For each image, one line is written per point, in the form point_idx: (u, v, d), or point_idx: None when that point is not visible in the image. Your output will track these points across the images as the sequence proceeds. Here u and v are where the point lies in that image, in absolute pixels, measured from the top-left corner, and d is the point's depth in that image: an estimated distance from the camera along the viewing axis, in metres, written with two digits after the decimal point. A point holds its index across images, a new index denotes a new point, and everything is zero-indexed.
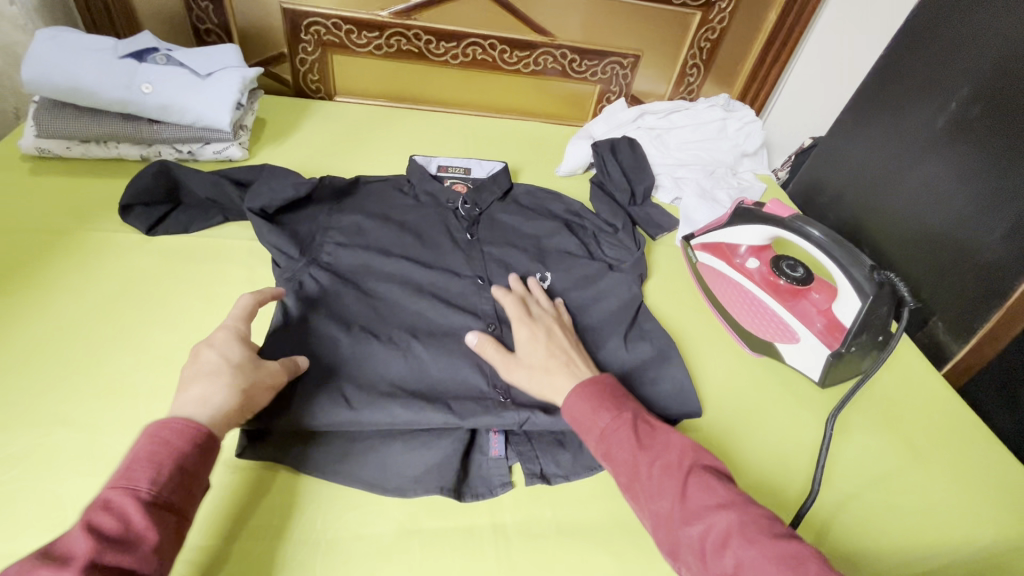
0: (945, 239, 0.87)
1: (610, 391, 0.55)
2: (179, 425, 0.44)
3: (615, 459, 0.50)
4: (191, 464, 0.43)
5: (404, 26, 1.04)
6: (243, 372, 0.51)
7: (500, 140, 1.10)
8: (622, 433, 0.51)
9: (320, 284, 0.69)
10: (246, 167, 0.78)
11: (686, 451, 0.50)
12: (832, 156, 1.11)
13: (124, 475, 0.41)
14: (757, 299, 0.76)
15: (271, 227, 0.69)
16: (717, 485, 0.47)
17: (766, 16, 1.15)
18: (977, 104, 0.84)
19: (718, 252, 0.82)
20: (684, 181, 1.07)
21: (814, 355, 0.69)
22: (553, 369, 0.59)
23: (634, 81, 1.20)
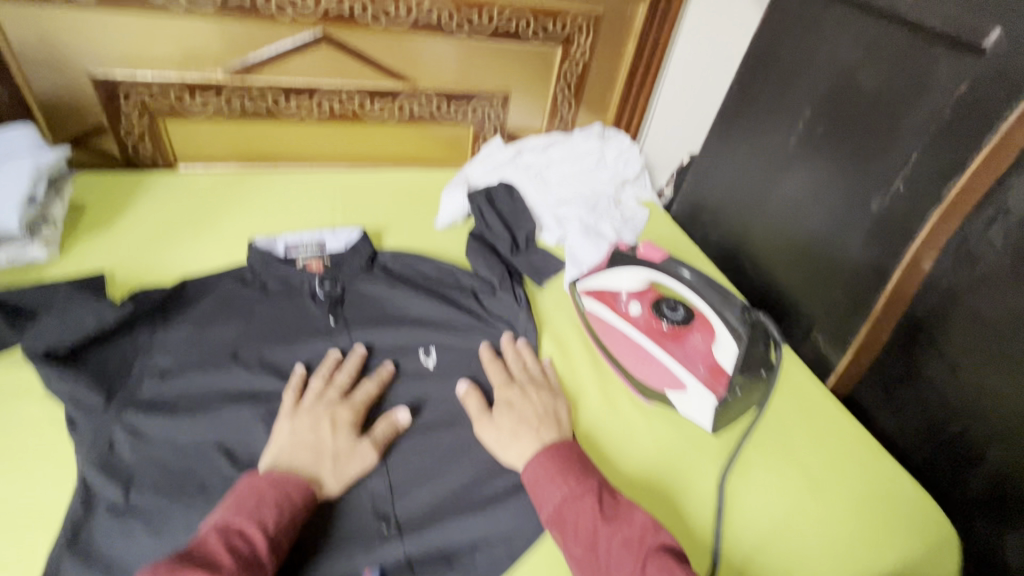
0: (812, 254, 0.91)
1: (573, 458, 0.58)
2: (297, 484, 0.54)
3: (576, 529, 0.52)
4: (298, 514, 0.52)
5: (244, 84, 0.94)
6: (340, 456, 0.59)
7: (372, 196, 1.03)
8: (586, 505, 0.53)
9: (138, 432, 0.59)
10: (34, 287, 0.65)
11: (648, 528, 0.51)
12: (707, 177, 1.13)
13: (244, 509, 0.50)
14: (644, 348, 0.73)
15: (56, 374, 0.58)
16: (677, 565, 0.47)
17: (626, 44, 1.15)
18: (820, 123, 0.88)
19: (603, 298, 0.80)
20: (567, 218, 1.04)
21: (702, 403, 0.68)
22: (521, 432, 0.62)
23: (507, 118, 1.17)
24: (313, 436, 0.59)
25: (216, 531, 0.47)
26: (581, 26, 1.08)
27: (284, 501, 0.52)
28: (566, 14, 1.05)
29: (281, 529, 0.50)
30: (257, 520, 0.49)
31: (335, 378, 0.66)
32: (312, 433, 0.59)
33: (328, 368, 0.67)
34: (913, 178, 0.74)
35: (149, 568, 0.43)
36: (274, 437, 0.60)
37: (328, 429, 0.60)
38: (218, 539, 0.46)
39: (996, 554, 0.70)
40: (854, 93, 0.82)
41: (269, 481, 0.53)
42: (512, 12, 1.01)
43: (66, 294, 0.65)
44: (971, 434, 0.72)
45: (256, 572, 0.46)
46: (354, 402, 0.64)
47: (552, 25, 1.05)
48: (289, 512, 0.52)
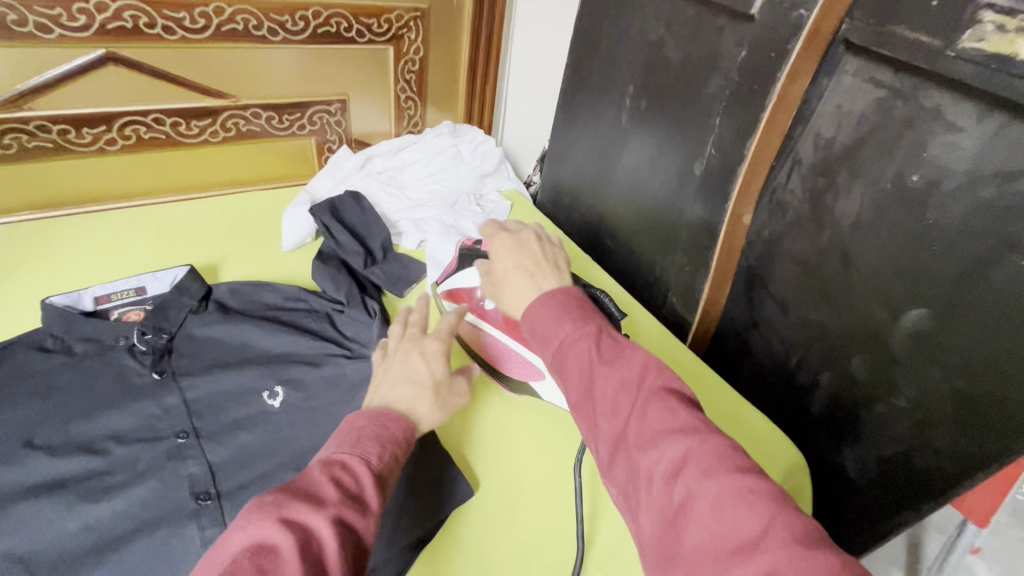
0: (658, 222, 0.95)
1: (576, 303, 0.50)
2: (397, 418, 0.50)
3: (572, 371, 0.45)
4: (399, 452, 0.48)
5: (17, 120, 0.82)
6: (443, 390, 0.56)
7: (207, 228, 0.94)
8: (582, 346, 0.45)
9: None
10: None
11: (649, 368, 0.43)
12: (562, 161, 1.16)
13: (346, 442, 0.45)
14: (502, 343, 0.70)
15: None
16: (679, 407, 0.40)
17: (461, 37, 1.13)
18: (643, 98, 0.92)
19: (458, 296, 0.76)
20: (424, 221, 1.02)
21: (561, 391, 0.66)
22: (516, 278, 0.56)
23: (351, 125, 1.11)
24: (405, 370, 0.55)
25: (319, 462, 0.43)
26: (408, 22, 1.05)
27: (383, 436, 0.47)
28: (390, 11, 1.02)
29: (386, 466, 0.45)
30: (360, 450, 0.45)
31: (410, 318, 0.62)
32: (408, 366, 0.56)
33: (403, 312, 0.63)
34: (721, 141, 0.80)
35: (256, 500, 0.40)
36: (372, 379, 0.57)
37: (419, 361, 0.56)
38: (321, 470, 0.42)
39: (839, 466, 0.78)
40: (664, 67, 0.87)
41: (369, 415, 0.49)
42: (330, 14, 0.96)
43: None
44: (807, 364, 0.79)
45: (364, 506, 0.41)
46: (439, 332, 0.60)
47: (377, 24, 1.01)
48: (389, 446, 0.47)
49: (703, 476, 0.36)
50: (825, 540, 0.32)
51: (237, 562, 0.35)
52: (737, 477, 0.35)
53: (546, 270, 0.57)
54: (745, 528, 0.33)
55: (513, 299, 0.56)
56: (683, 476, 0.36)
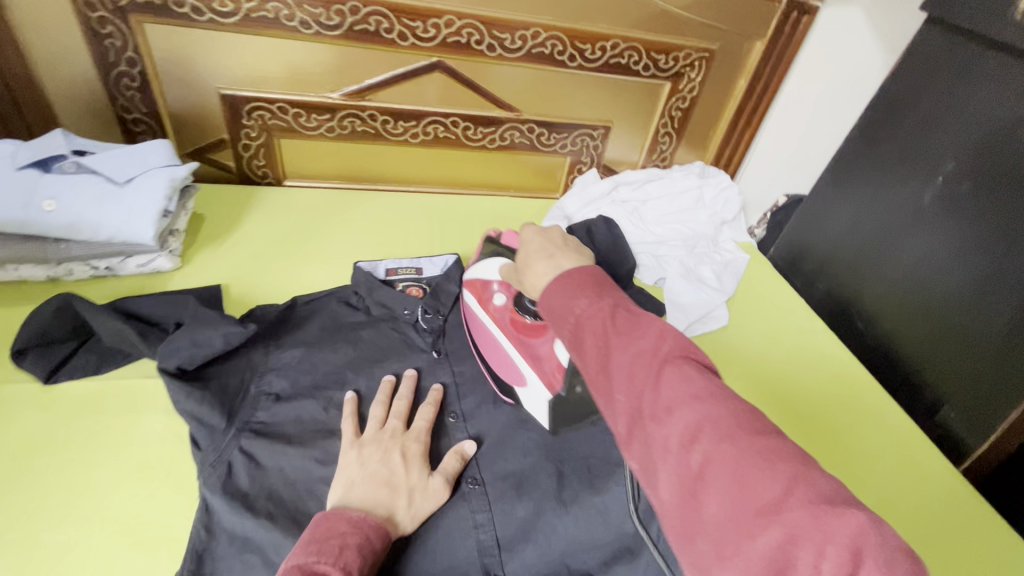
0: (946, 320, 0.83)
1: (589, 276, 0.44)
2: (376, 525, 0.48)
3: (584, 346, 0.40)
4: (378, 559, 0.47)
5: (357, 107, 0.96)
6: (414, 494, 0.54)
7: (467, 224, 1.03)
8: (597, 320, 0.40)
9: (254, 458, 0.58)
10: (160, 301, 0.67)
11: (666, 338, 0.38)
12: (817, 225, 1.06)
13: (326, 553, 0.43)
14: (500, 342, 0.69)
15: (184, 390, 0.59)
16: (698, 374, 0.36)
17: (737, 81, 1.11)
18: (966, 179, 0.81)
19: (475, 290, 0.76)
20: (665, 259, 1.00)
21: (538, 398, 0.64)
22: (557, 264, 0.48)
23: (605, 151, 1.14)
24: (387, 468, 0.55)
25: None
26: (693, 61, 1.05)
27: (366, 545, 0.46)
28: (679, 50, 1.02)
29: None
30: (341, 561, 0.43)
31: (392, 406, 0.63)
32: (385, 465, 0.55)
33: (384, 396, 0.64)
34: None
35: None
36: (341, 470, 0.55)
37: (400, 461, 0.56)
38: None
39: None
40: (1014, 149, 0.75)
41: (349, 520, 0.48)
42: (626, 46, 0.99)
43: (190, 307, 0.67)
44: None
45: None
46: (419, 430, 0.61)
47: (664, 60, 1.03)
48: (370, 554, 0.46)
49: (710, 461, 0.32)
50: (846, 496, 0.30)
51: None
52: (755, 445, 0.32)
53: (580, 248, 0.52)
54: (769, 493, 0.30)
55: (530, 275, 0.49)
56: (701, 445, 0.33)
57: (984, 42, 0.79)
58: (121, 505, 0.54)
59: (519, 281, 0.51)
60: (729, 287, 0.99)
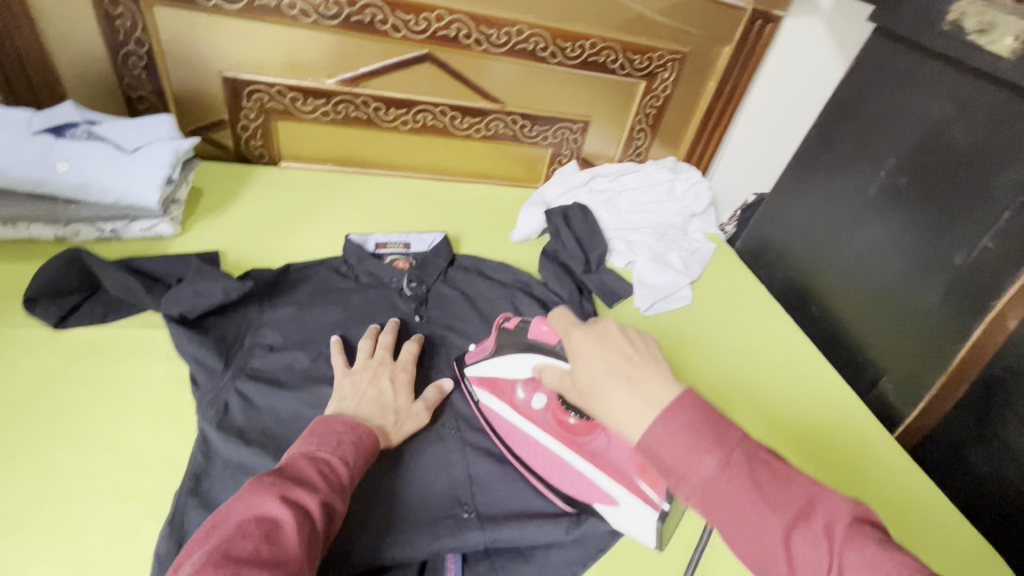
0: (886, 303, 0.91)
1: (706, 418, 0.44)
2: (368, 432, 0.55)
3: (738, 524, 0.41)
4: (371, 454, 0.55)
5: (351, 93, 1.02)
6: (399, 412, 0.63)
7: (452, 207, 1.09)
8: (740, 498, 0.41)
9: (248, 398, 0.64)
10: (164, 259, 0.73)
11: (830, 506, 0.41)
12: (778, 218, 1.14)
13: (327, 444, 0.51)
14: (567, 460, 0.62)
15: (186, 334, 0.64)
16: (877, 548, 0.38)
17: (708, 83, 1.19)
18: (905, 174, 0.89)
19: (495, 387, 0.69)
20: (637, 244, 1.07)
21: (638, 516, 0.58)
22: (625, 391, 0.47)
23: (584, 144, 1.22)
24: (376, 390, 0.63)
25: (304, 458, 0.49)
26: (666, 63, 1.13)
27: (359, 444, 0.54)
28: (654, 51, 1.10)
29: (359, 466, 0.52)
30: (339, 455, 0.51)
31: (380, 341, 0.71)
32: (375, 386, 0.63)
33: (371, 334, 0.72)
34: (1004, 235, 0.75)
35: (256, 479, 0.45)
36: (335, 390, 0.62)
37: (387, 385, 0.64)
38: (310, 467, 0.48)
39: None
40: (944, 147, 0.83)
41: (344, 424, 0.55)
42: (604, 46, 1.07)
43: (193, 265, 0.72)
44: None
45: (340, 498, 0.48)
46: (403, 363, 0.69)
47: (640, 60, 1.11)
48: (364, 449, 0.54)
49: None
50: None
51: (248, 527, 0.41)
52: None
53: (653, 353, 0.50)
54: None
55: (617, 407, 0.47)
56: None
57: (923, 51, 0.88)
58: (125, 435, 0.59)
59: (591, 405, 0.49)
60: (694, 271, 1.07)
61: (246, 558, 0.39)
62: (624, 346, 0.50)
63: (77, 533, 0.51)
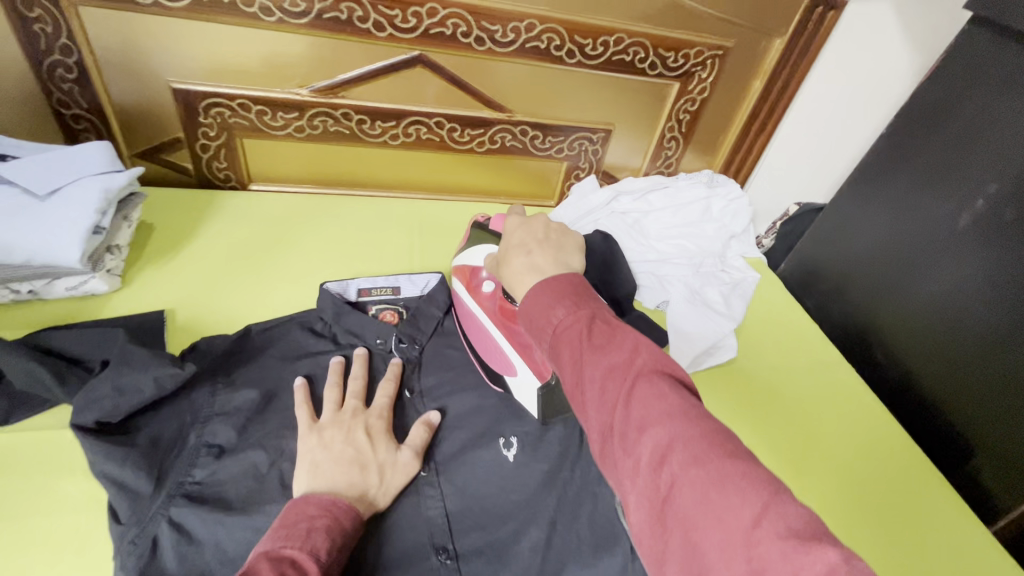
0: (980, 362, 0.74)
1: (575, 282, 0.48)
2: (345, 506, 0.48)
3: (560, 359, 0.43)
4: (348, 545, 0.46)
5: (329, 105, 0.86)
6: (385, 470, 0.55)
7: (452, 236, 0.93)
8: (571, 338, 0.43)
9: (186, 531, 0.49)
10: (83, 335, 0.58)
11: (645, 353, 0.41)
12: (835, 245, 0.97)
13: (294, 537, 0.43)
14: (492, 334, 0.69)
15: (103, 452, 0.49)
16: (670, 391, 0.38)
17: (752, 83, 1.01)
18: (1011, 205, 0.72)
19: (465, 275, 0.76)
20: (669, 280, 0.91)
21: (527, 387, 0.64)
22: (529, 258, 0.54)
23: (605, 156, 1.04)
24: (354, 448, 0.55)
25: (266, 557, 0.40)
26: (705, 60, 0.94)
27: (335, 528, 0.45)
28: (691, 46, 0.92)
29: (333, 557, 0.43)
30: (307, 544, 0.42)
31: (347, 389, 0.62)
32: (352, 445, 0.55)
33: (336, 377, 0.63)
34: None
35: None
36: (303, 455, 0.54)
37: (365, 440, 0.56)
38: (273, 565, 0.39)
39: None
40: None
41: (316, 504, 0.47)
42: (632, 42, 0.88)
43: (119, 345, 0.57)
44: None
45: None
46: (379, 409, 0.61)
47: (673, 57, 0.92)
48: (340, 541, 0.45)
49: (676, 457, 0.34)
50: (823, 533, 0.30)
51: None
52: (727, 474, 0.33)
53: (562, 243, 0.57)
54: (723, 513, 0.32)
55: (514, 276, 0.54)
56: (673, 465, 0.34)
57: None
58: None
59: (501, 273, 0.57)
60: (737, 311, 0.90)
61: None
62: (545, 231, 0.59)
63: None
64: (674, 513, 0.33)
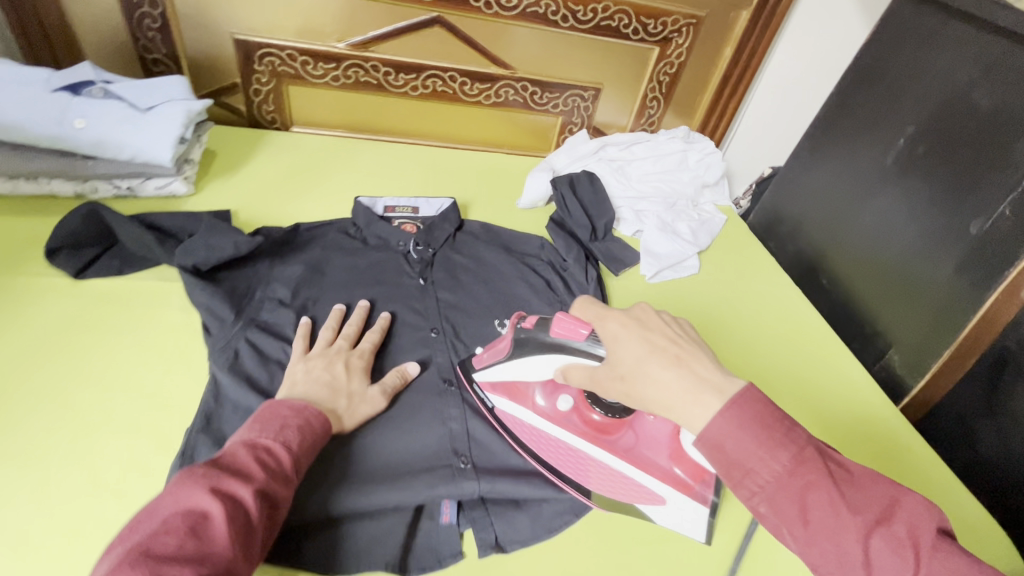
0: (899, 276, 0.89)
1: (776, 417, 0.44)
2: (316, 414, 0.53)
3: (806, 517, 0.41)
4: (318, 441, 0.52)
5: (361, 57, 1.03)
6: (354, 399, 0.61)
7: (460, 174, 1.09)
8: (816, 489, 0.41)
9: (258, 349, 0.66)
10: (177, 215, 0.74)
11: (891, 503, 0.42)
12: (793, 192, 1.13)
13: (268, 430, 0.49)
14: (612, 466, 0.60)
15: (201, 287, 0.66)
16: (945, 548, 0.39)
17: (724, 50, 1.16)
18: (923, 140, 0.87)
19: (512, 391, 0.65)
20: (645, 213, 1.06)
21: (685, 510, 0.59)
22: (675, 384, 0.46)
23: (596, 113, 1.20)
24: (329, 374, 0.61)
25: (243, 446, 0.46)
26: (681, 27, 1.10)
27: (306, 427, 0.51)
28: (669, 14, 1.07)
29: (305, 449, 0.50)
30: (281, 438, 0.49)
31: (341, 331, 0.69)
32: (329, 372, 0.61)
33: (334, 322, 0.70)
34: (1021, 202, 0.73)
35: (186, 470, 0.42)
36: (287, 376, 0.61)
37: (342, 370, 0.62)
38: (248, 454, 0.46)
39: None
40: (967, 113, 0.81)
41: (291, 407, 0.52)
42: (616, 9, 1.04)
43: (205, 221, 0.74)
44: None
45: (283, 488, 0.46)
46: (361, 351, 0.67)
47: (653, 24, 1.08)
48: (310, 437, 0.51)
49: None
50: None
51: (171, 522, 0.38)
52: None
53: (689, 342, 0.50)
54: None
55: (663, 393, 0.47)
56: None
57: (950, 12, 0.84)
58: (139, 377, 0.62)
59: (635, 397, 0.49)
60: (702, 241, 1.06)
61: (167, 556, 0.36)
62: (663, 332, 0.50)
63: (93, 465, 0.54)
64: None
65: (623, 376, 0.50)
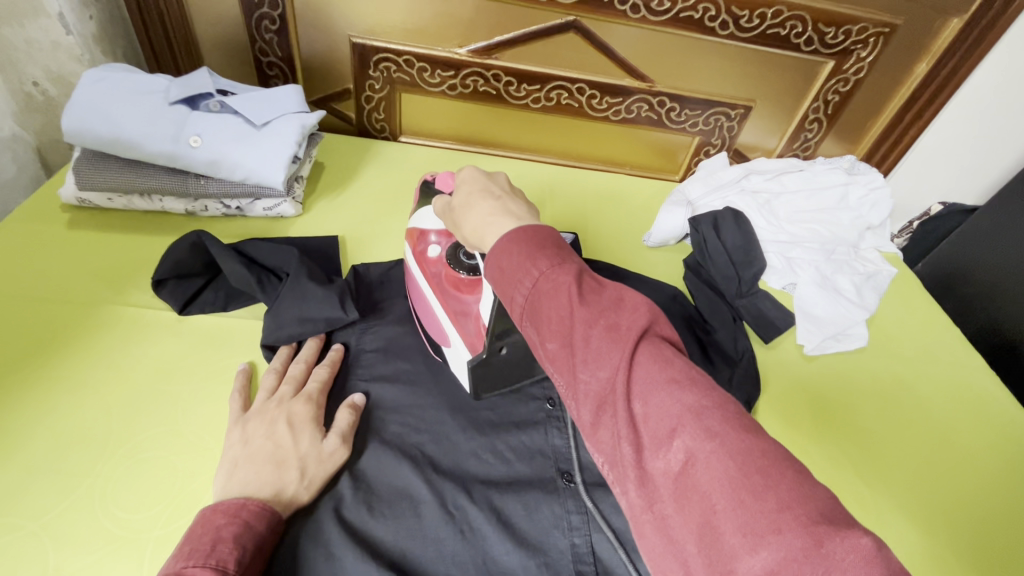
0: None
1: (548, 235, 0.39)
2: (255, 511, 0.43)
3: (545, 317, 0.36)
4: (263, 547, 0.43)
5: (483, 65, 0.92)
6: (307, 463, 0.50)
7: (579, 198, 0.97)
8: (560, 287, 0.36)
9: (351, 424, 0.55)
10: (273, 247, 0.68)
11: (639, 312, 0.35)
12: (986, 248, 0.91)
13: (197, 554, 0.38)
14: (428, 297, 0.62)
15: (296, 359, 0.59)
16: (675, 356, 0.33)
17: (916, 65, 0.95)
18: None
19: (412, 236, 0.66)
20: (799, 262, 0.89)
21: (461, 359, 0.59)
22: (495, 215, 0.43)
23: (740, 134, 1.03)
24: (271, 442, 0.50)
25: None
26: (868, 37, 0.90)
27: (245, 535, 0.41)
28: (855, 23, 0.88)
29: (246, 563, 0.40)
30: (214, 558, 0.38)
31: (287, 373, 0.57)
32: (270, 439, 0.50)
33: (281, 362, 0.58)
34: None
35: None
36: (224, 452, 0.50)
37: (286, 431, 0.51)
38: None
39: None
40: None
41: (224, 512, 0.42)
42: (790, 15, 0.86)
43: (297, 269, 0.65)
44: None
45: None
46: (312, 394, 0.56)
47: (833, 34, 0.89)
48: (253, 544, 0.41)
49: (694, 464, 0.29)
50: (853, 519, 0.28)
51: None
52: (744, 446, 0.29)
53: (513, 195, 0.46)
54: (754, 514, 0.27)
55: (473, 222, 0.45)
56: (683, 451, 0.30)
57: None
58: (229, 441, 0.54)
59: (462, 238, 0.47)
60: (871, 302, 0.87)
61: None
62: (504, 184, 0.48)
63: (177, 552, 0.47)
64: (696, 495, 0.28)
65: (461, 201, 0.48)
